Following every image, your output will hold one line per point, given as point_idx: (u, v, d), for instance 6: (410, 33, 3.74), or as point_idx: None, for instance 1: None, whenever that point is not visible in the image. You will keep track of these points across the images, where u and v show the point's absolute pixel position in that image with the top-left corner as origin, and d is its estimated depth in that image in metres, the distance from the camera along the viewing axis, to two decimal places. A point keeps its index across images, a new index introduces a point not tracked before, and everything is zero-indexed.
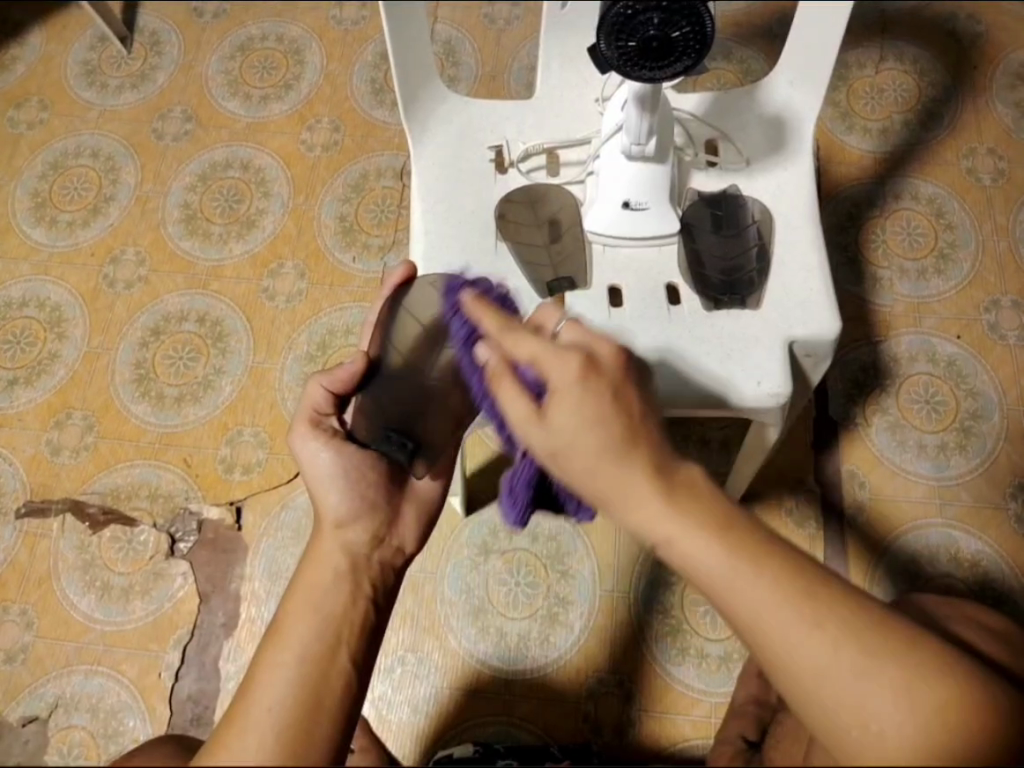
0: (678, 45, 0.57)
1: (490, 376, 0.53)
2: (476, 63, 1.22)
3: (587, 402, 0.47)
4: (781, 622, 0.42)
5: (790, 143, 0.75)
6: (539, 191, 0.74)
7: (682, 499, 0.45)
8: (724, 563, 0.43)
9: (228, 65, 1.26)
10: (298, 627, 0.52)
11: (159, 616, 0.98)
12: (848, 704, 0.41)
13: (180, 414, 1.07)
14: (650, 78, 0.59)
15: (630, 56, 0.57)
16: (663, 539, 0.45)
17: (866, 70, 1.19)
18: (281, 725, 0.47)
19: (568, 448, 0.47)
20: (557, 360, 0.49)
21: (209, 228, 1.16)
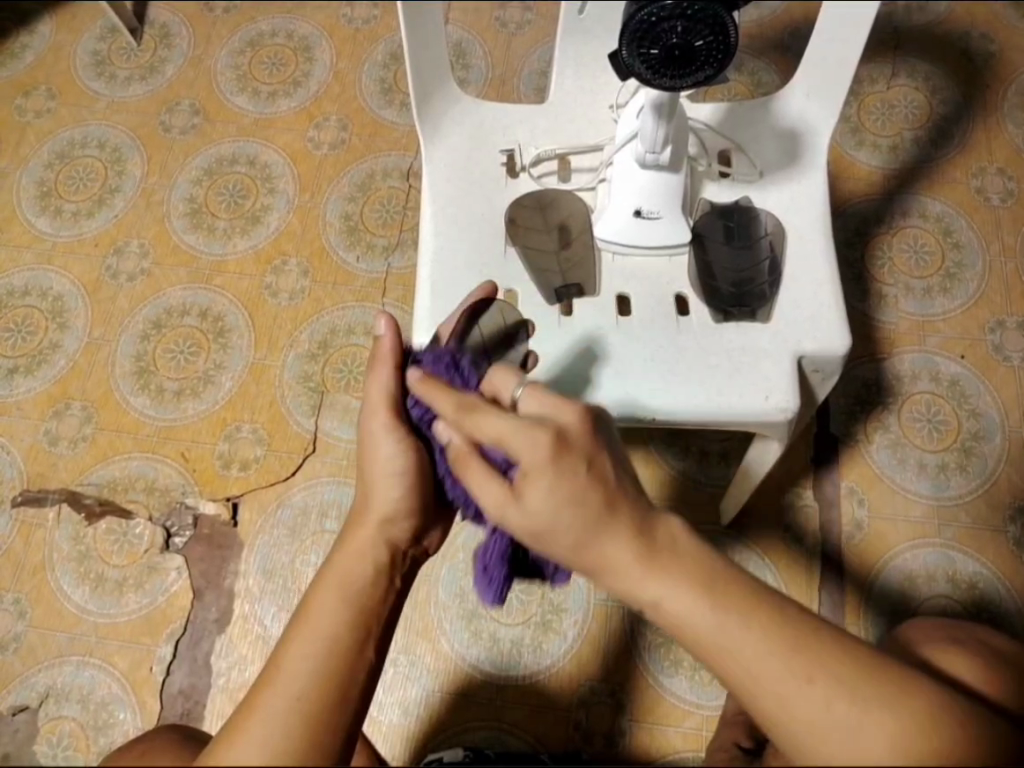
0: (700, 53, 0.56)
1: (453, 457, 0.53)
2: (486, 66, 1.22)
3: (558, 492, 0.47)
4: (772, 671, 0.44)
5: (804, 156, 0.74)
6: (551, 197, 0.74)
7: (668, 575, 0.47)
8: (712, 619, 0.46)
9: (237, 60, 1.26)
10: (330, 615, 0.53)
11: (152, 610, 0.98)
12: (841, 756, 0.43)
13: (179, 409, 1.07)
14: (671, 87, 0.58)
15: (653, 64, 0.57)
16: (652, 598, 0.47)
17: (877, 86, 1.19)
18: (306, 716, 0.48)
19: (546, 529, 0.48)
20: (525, 434, 0.48)
21: (213, 223, 1.16)
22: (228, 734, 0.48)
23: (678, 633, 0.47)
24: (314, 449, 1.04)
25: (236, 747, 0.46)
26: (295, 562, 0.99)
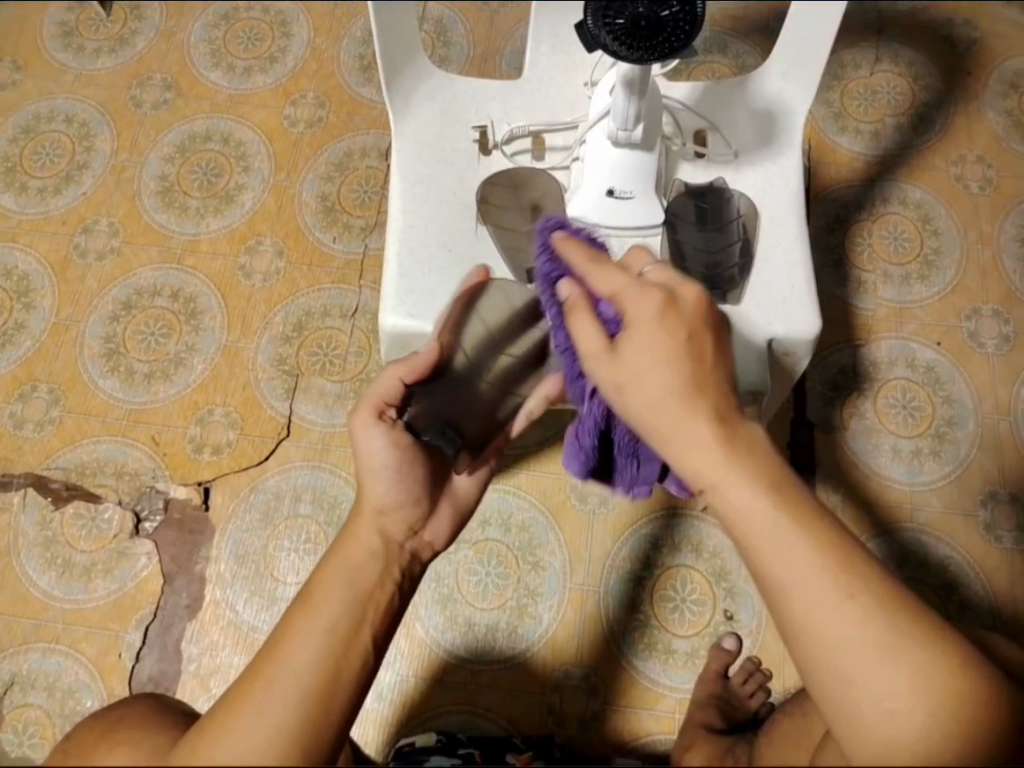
0: (667, 25, 0.54)
1: (567, 308, 0.56)
2: (468, 44, 1.19)
3: (660, 342, 0.51)
4: (817, 588, 0.45)
5: (780, 137, 0.73)
6: (522, 175, 0.72)
7: (727, 500, 0.48)
8: (770, 519, 0.47)
9: (211, 33, 1.23)
10: (327, 598, 0.52)
11: (121, 596, 0.96)
12: (858, 674, 0.44)
13: (150, 392, 1.04)
14: (639, 59, 0.55)
15: (619, 32, 0.55)
16: (722, 485, 0.48)
17: (861, 71, 1.18)
18: (304, 692, 0.48)
19: (637, 382, 0.51)
20: (641, 290, 0.53)
21: (185, 201, 1.13)
22: (224, 711, 0.47)
23: (730, 525, 0.49)
24: (288, 433, 1.02)
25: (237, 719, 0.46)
26: (267, 547, 0.98)
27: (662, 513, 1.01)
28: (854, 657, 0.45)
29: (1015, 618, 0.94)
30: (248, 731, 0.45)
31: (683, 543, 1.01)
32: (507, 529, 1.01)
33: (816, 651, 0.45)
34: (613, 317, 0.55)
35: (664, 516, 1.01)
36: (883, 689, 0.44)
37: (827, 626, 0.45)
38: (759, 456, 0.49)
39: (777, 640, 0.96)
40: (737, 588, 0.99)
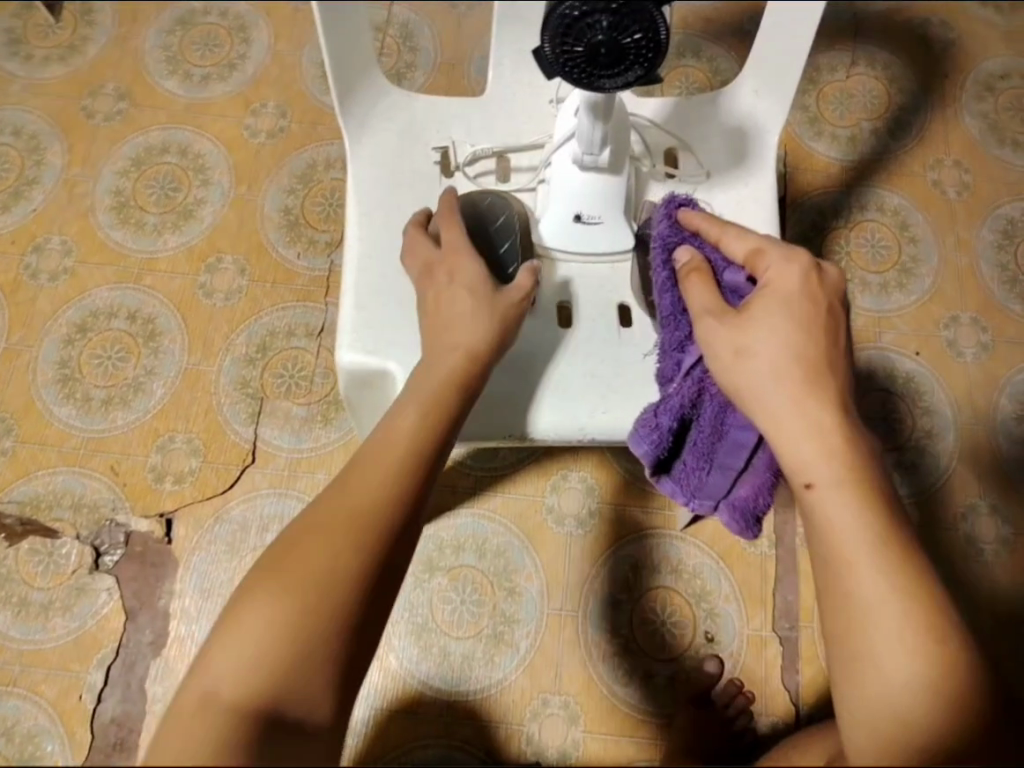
0: (629, 52, 0.51)
1: (691, 267, 0.60)
2: (435, 49, 1.15)
3: (789, 317, 0.56)
4: (883, 604, 0.50)
5: (752, 155, 0.71)
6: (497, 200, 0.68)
7: (835, 488, 0.52)
8: (860, 530, 0.51)
9: (166, 39, 1.17)
10: (364, 480, 0.54)
11: (81, 634, 0.92)
12: (893, 690, 0.48)
13: (108, 419, 1.00)
14: (601, 86, 0.53)
15: (578, 62, 0.52)
16: (829, 478, 0.52)
17: (836, 74, 1.16)
18: (310, 593, 0.49)
19: (769, 347, 0.55)
20: (782, 261, 0.58)
21: (142, 217, 1.09)
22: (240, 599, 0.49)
23: (816, 524, 0.53)
24: (253, 459, 0.99)
25: (246, 611, 0.48)
26: (234, 579, 0.95)
27: (640, 533, 0.99)
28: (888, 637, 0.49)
29: (995, 632, 0.94)
30: (253, 622, 0.47)
31: (663, 564, 0.98)
32: (482, 554, 0.98)
33: (852, 621, 0.50)
34: (736, 280, 0.60)
35: (641, 535, 0.99)
36: (896, 658, 0.49)
37: (881, 639, 0.49)
38: (862, 454, 0.53)
39: (759, 661, 0.95)
40: (718, 610, 0.97)
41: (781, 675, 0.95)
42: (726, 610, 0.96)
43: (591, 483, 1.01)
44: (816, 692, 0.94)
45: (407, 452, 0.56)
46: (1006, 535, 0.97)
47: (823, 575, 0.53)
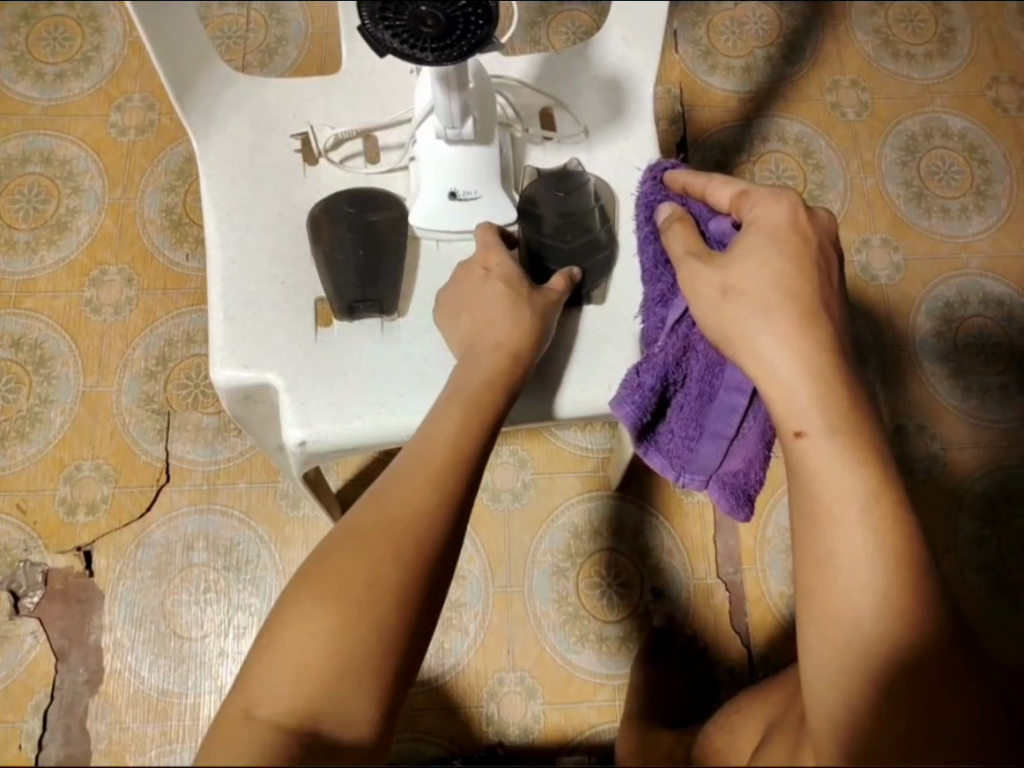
0: (458, 23, 0.47)
1: (674, 217, 0.58)
2: (305, 19, 1.08)
3: (777, 258, 0.52)
4: (861, 549, 0.47)
5: (629, 107, 0.68)
6: (363, 190, 0.65)
7: (827, 434, 0.49)
8: (845, 476, 0.48)
9: (11, 39, 1.08)
10: (407, 476, 0.50)
11: (11, 683, 0.88)
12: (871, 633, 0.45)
13: (6, 456, 0.94)
14: (430, 61, 0.49)
15: (403, 37, 0.48)
16: (821, 427, 0.49)
17: (724, 3, 1.12)
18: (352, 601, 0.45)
19: (744, 287, 0.52)
20: (765, 208, 0.54)
21: (12, 236, 1.01)
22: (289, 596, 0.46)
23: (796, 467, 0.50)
24: (168, 477, 0.94)
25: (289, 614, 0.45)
26: (165, 604, 0.91)
27: (574, 497, 0.98)
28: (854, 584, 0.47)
29: (935, 549, 0.95)
30: (298, 627, 0.44)
31: (603, 526, 0.98)
32: None
33: (825, 567, 0.48)
34: (723, 227, 0.57)
35: (577, 499, 0.98)
36: (866, 604, 0.46)
37: (858, 584, 0.46)
38: (858, 404, 0.50)
39: (708, 610, 0.95)
40: (662, 564, 0.97)
41: (731, 619, 0.95)
42: (671, 563, 0.97)
43: (522, 454, 0.99)
44: (766, 631, 0.95)
45: (461, 437, 0.53)
46: (935, 452, 0.98)
47: (801, 523, 0.49)
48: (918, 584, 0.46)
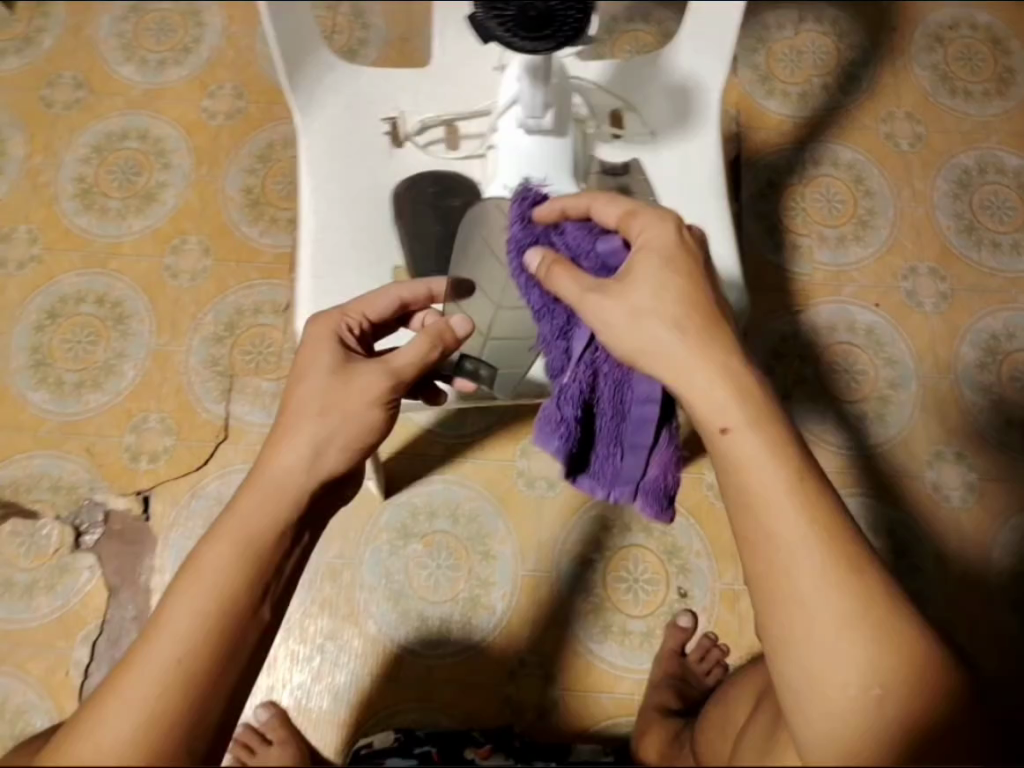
0: (559, 14, 0.54)
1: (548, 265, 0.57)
2: (387, 24, 1.16)
3: (667, 270, 0.54)
4: (801, 540, 0.48)
5: (696, 113, 0.75)
6: (442, 173, 0.74)
7: (751, 433, 0.50)
8: (775, 471, 0.49)
9: (121, 26, 1.18)
10: (228, 532, 0.53)
11: (65, 612, 0.94)
12: (818, 621, 0.46)
13: (81, 402, 1.02)
14: (530, 50, 0.55)
15: (508, 24, 0.54)
16: (742, 421, 0.51)
17: (785, 31, 1.17)
18: (173, 665, 0.49)
19: (644, 308, 0.54)
20: (654, 219, 0.56)
21: (106, 203, 1.09)
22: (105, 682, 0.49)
23: (730, 466, 0.51)
24: (226, 436, 1.00)
25: (112, 699, 0.47)
26: None
27: None
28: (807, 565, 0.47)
29: (961, 576, 0.97)
30: (121, 703, 0.47)
31: (635, 523, 1.01)
32: (455, 520, 1.00)
33: (769, 557, 0.48)
34: (613, 247, 0.59)
35: (610, 494, 1.01)
36: (809, 591, 0.47)
37: (798, 571, 0.47)
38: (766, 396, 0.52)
39: (732, 614, 0.98)
40: (690, 566, 0.99)
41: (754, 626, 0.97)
42: (698, 565, 0.99)
43: None
44: None
45: (295, 485, 0.56)
46: (969, 480, 1.00)
47: (738, 520, 0.50)
48: (847, 564, 0.48)
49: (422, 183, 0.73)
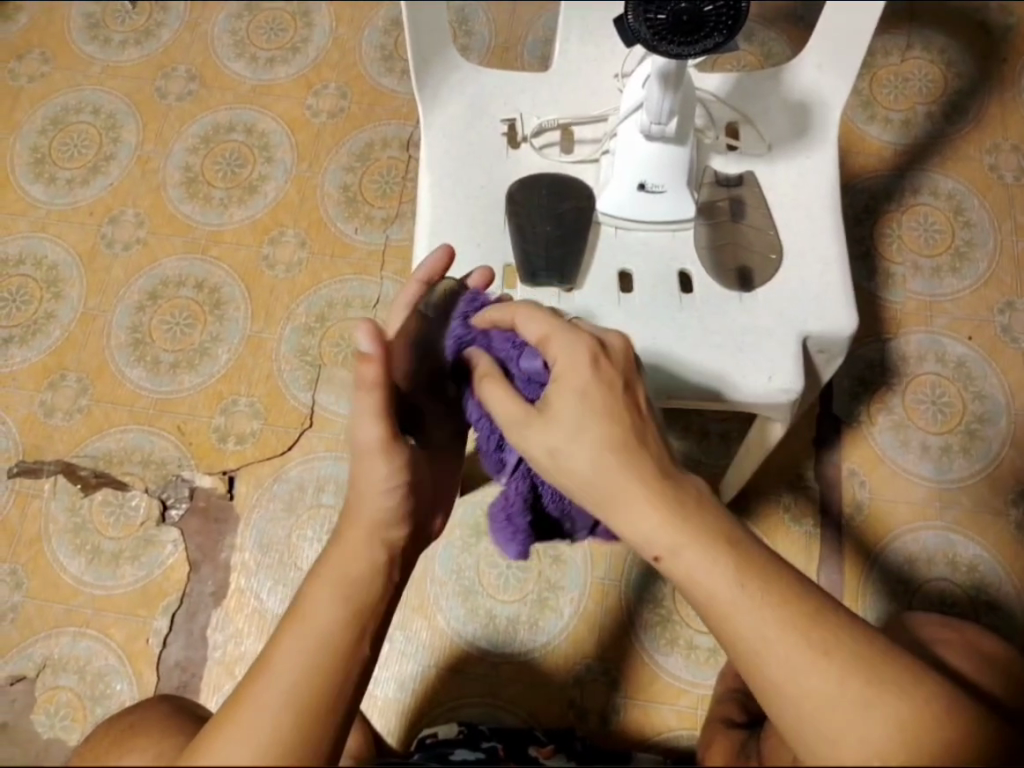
0: (709, 19, 0.60)
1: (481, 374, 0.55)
2: (490, 33, 1.18)
3: (593, 402, 0.50)
4: (785, 642, 0.44)
5: (813, 130, 0.79)
6: (558, 179, 0.78)
7: (690, 542, 0.46)
8: (727, 587, 0.45)
9: (235, 24, 1.22)
10: (347, 566, 0.51)
11: (148, 582, 0.98)
12: (840, 727, 0.42)
13: (175, 381, 1.05)
14: (678, 53, 0.62)
15: (659, 30, 0.61)
16: (674, 545, 0.47)
17: (891, 58, 1.16)
18: (297, 706, 0.44)
19: (575, 445, 0.49)
20: (566, 340, 0.52)
21: (210, 192, 1.14)
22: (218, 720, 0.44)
23: (688, 590, 0.47)
24: (312, 424, 1.03)
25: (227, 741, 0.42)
26: (291, 536, 0.99)
27: None
28: (784, 664, 0.44)
29: None
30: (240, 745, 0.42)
31: None
32: None
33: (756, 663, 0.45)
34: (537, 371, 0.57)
35: None
36: (814, 692, 0.42)
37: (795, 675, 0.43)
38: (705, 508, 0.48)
39: None
40: None
41: None
42: None
43: None
44: None
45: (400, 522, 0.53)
46: None
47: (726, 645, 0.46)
48: (839, 644, 0.44)
49: (539, 186, 0.76)
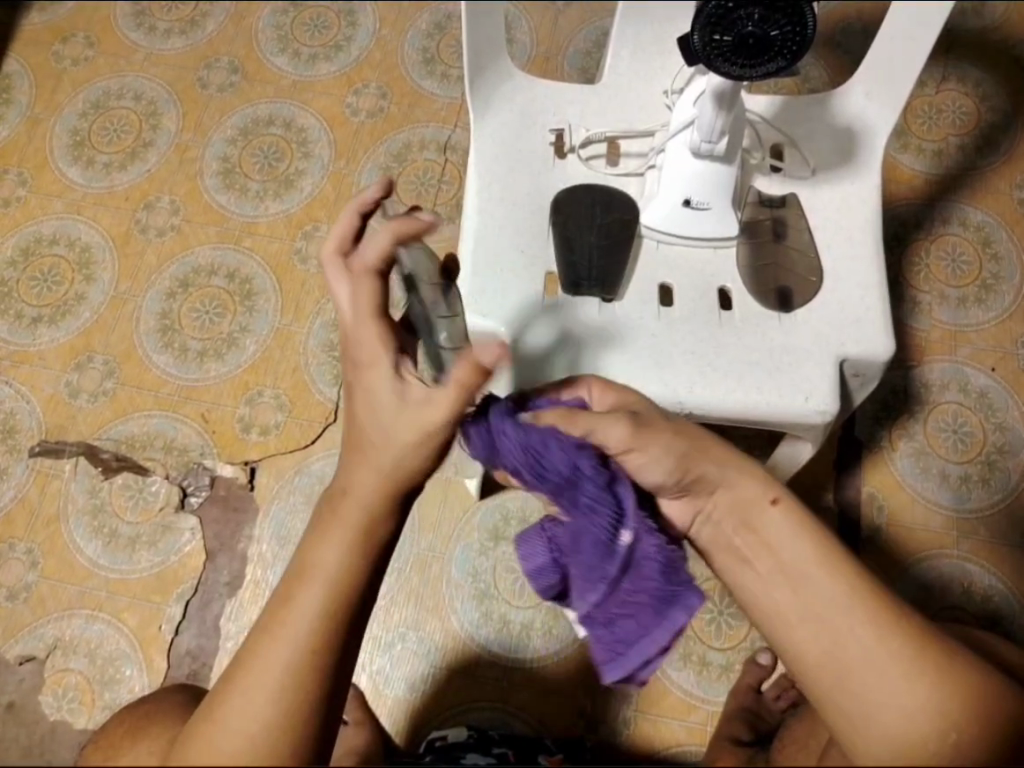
0: (776, 43, 0.61)
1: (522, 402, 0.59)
2: (531, 43, 1.19)
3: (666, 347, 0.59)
4: (836, 602, 0.49)
5: (859, 155, 0.80)
6: (608, 190, 0.78)
7: (789, 517, 0.53)
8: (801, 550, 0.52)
9: (279, 20, 1.24)
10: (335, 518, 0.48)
11: (164, 569, 0.97)
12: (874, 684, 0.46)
13: (202, 369, 1.06)
14: (739, 74, 0.63)
15: (724, 50, 0.62)
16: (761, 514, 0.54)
17: (926, 88, 1.18)
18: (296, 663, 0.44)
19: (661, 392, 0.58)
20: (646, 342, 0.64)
21: (246, 183, 1.14)
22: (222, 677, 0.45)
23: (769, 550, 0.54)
24: (335, 418, 1.03)
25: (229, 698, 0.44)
26: None
27: None
28: (863, 649, 0.48)
29: None
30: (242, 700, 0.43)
31: None
32: None
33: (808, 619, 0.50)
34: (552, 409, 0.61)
35: None
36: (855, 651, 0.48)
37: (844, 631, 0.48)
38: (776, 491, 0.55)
39: None
40: None
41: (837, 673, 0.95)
42: None
43: None
44: None
45: None
46: None
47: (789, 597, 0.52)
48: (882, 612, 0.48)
49: (589, 200, 0.77)
